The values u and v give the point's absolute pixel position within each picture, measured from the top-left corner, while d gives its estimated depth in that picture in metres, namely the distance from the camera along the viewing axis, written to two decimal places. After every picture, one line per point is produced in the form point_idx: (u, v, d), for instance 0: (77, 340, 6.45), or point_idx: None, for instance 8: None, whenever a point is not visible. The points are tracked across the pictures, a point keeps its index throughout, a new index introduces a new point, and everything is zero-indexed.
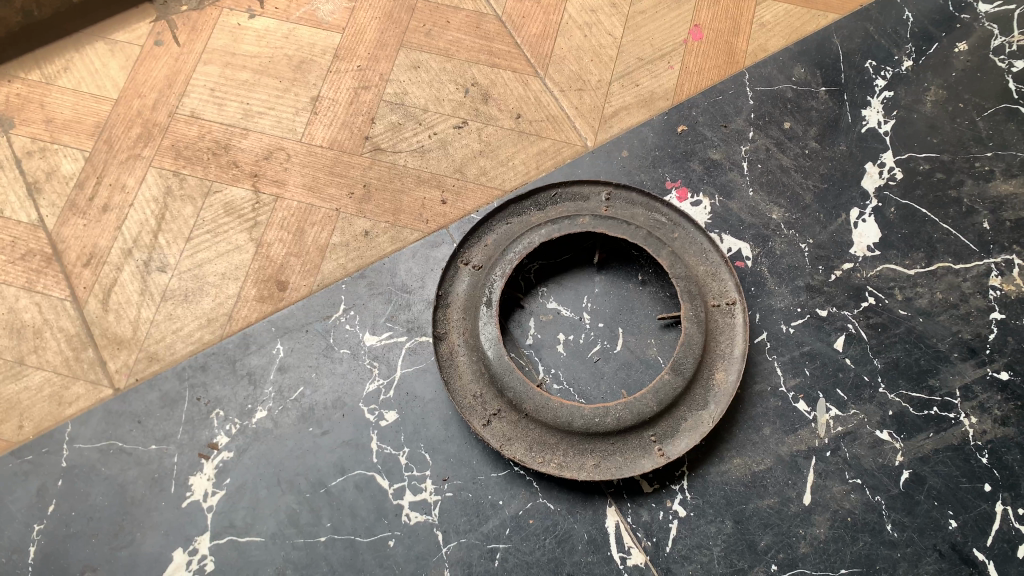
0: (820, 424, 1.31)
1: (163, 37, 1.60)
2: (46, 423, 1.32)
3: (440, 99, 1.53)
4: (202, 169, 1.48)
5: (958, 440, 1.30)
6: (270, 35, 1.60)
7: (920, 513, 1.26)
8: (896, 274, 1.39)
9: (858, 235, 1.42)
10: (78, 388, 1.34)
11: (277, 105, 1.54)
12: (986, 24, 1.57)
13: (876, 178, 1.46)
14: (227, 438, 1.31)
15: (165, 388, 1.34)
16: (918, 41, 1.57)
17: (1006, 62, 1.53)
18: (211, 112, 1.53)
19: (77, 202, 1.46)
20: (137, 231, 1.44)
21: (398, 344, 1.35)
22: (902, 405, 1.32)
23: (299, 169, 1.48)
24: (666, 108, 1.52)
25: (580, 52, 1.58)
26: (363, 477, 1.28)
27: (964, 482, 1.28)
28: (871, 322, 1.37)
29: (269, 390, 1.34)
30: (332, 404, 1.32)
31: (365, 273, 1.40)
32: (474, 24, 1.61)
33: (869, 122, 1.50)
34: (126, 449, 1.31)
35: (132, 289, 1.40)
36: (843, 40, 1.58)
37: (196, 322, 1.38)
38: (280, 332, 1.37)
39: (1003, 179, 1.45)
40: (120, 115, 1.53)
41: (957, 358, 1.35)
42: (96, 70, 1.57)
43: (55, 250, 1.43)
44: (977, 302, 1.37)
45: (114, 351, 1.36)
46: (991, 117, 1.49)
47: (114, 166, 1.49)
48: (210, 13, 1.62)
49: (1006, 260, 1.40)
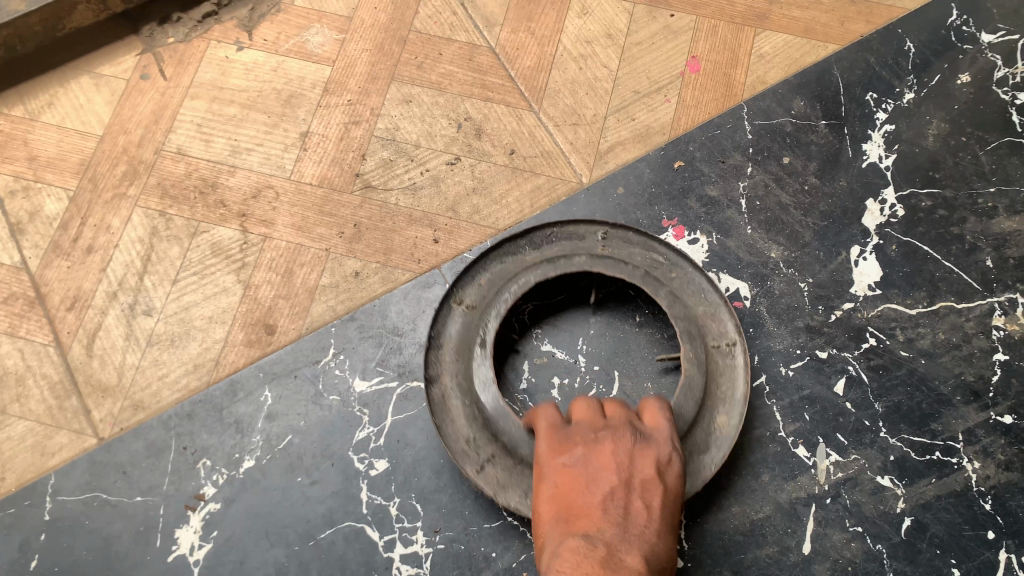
0: (820, 470, 1.28)
1: (149, 71, 1.56)
2: (29, 475, 1.29)
3: (432, 135, 1.50)
4: (189, 209, 1.45)
5: (961, 486, 1.27)
6: (258, 68, 1.56)
7: (923, 562, 1.23)
8: (898, 315, 1.36)
9: (859, 274, 1.39)
10: (62, 438, 1.31)
11: (265, 140, 1.50)
12: (989, 55, 1.54)
13: (877, 215, 1.43)
14: (214, 488, 1.28)
15: (150, 437, 1.31)
16: (919, 72, 1.53)
17: (1010, 94, 1.50)
18: (198, 149, 1.50)
19: (61, 243, 1.43)
20: (123, 272, 1.41)
21: (390, 390, 1.32)
22: (904, 450, 1.29)
23: (287, 209, 1.44)
24: (663, 143, 1.49)
25: (574, 85, 1.54)
26: (353, 529, 1.25)
27: (967, 530, 1.25)
28: (872, 364, 1.34)
29: (257, 439, 1.30)
30: (321, 453, 1.29)
31: (354, 316, 1.37)
32: (467, 56, 1.57)
33: (870, 157, 1.47)
34: (110, 501, 1.27)
35: (117, 334, 1.37)
36: (843, 71, 1.54)
37: (182, 368, 1.35)
38: (268, 377, 1.33)
39: (1007, 216, 1.42)
40: (105, 153, 1.49)
41: (959, 402, 1.32)
42: (81, 105, 1.53)
43: (38, 293, 1.40)
44: (980, 343, 1.35)
45: (99, 399, 1.33)
46: (994, 151, 1.47)
47: (99, 206, 1.45)
48: (198, 45, 1.58)
49: (1009, 298, 1.37)
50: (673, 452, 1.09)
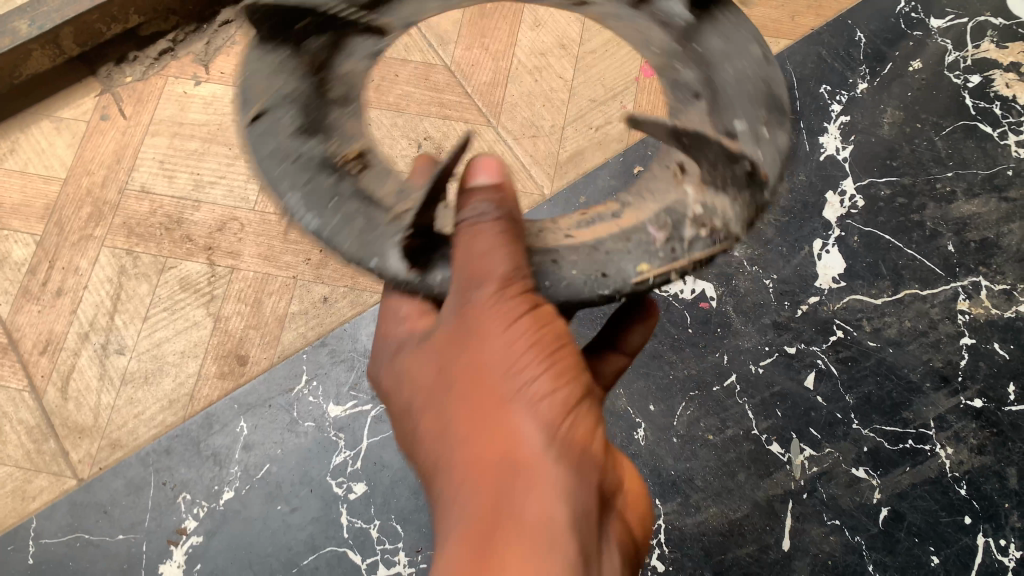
0: (795, 465, 1.29)
1: (108, 110, 1.57)
2: (11, 520, 1.30)
3: (393, 156, 1.51)
4: (156, 246, 1.46)
5: (935, 473, 1.28)
6: (217, 102, 1.57)
7: (901, 551, 1.25)
8: (863, 305, 1.38)
9: (823, 267, 1.40)
10: (42, 481, 1.32)
11: (227, 173, 1.51)
12: (940, 40, 1.55)
13: (837, 207, 1.44)
14: (195, 522, 1.28)
15: (129, 475, 1.31)
16: (872, 62, 1.55)
17: (962, 78, 1.52)
18: (162, 186, 1.51)
19: (31, 288, 1.44)
20: (94, 313, 1.42)
21: (364, 413, 1.33)
22: (877, 441, 1.30)
23: (253, 239, 1.45)
24: (622, 150, 1.50)
25: (531, 97, 1.56)
26: (335, 554, 1.26)
27: (943, 516, 1.26)
28: (840, 357, 1.35)
29: (235, 470, 1.30)
30: (299, 480, 1.30)
31: (325, 341, 1.38)
32: (424, 75, 1.58)
33: (828, 149, 1.48)
34: (93, 541, 1.27)
35: (91, 375, 1.38)
36: (797, 65, 1.55)
37: (157, 405, 1.36)
38: (243, 408, 1.34)
39: (965, 199, 1.44)
40: (70, 195, 1.50)
41: (929, 388, 1.33)
42: (44, 149, 1.54)
43: (10, 339, 1.41)
44: (947, 328, 1.36)
45: (76, 441, 1.34)
46: (949, 136, 1.48)
47: (66, 249, 1.46)
48: (156, 82, 1.59)
49: (972, 282, 1.39)
50: (483, 199, 0.82)
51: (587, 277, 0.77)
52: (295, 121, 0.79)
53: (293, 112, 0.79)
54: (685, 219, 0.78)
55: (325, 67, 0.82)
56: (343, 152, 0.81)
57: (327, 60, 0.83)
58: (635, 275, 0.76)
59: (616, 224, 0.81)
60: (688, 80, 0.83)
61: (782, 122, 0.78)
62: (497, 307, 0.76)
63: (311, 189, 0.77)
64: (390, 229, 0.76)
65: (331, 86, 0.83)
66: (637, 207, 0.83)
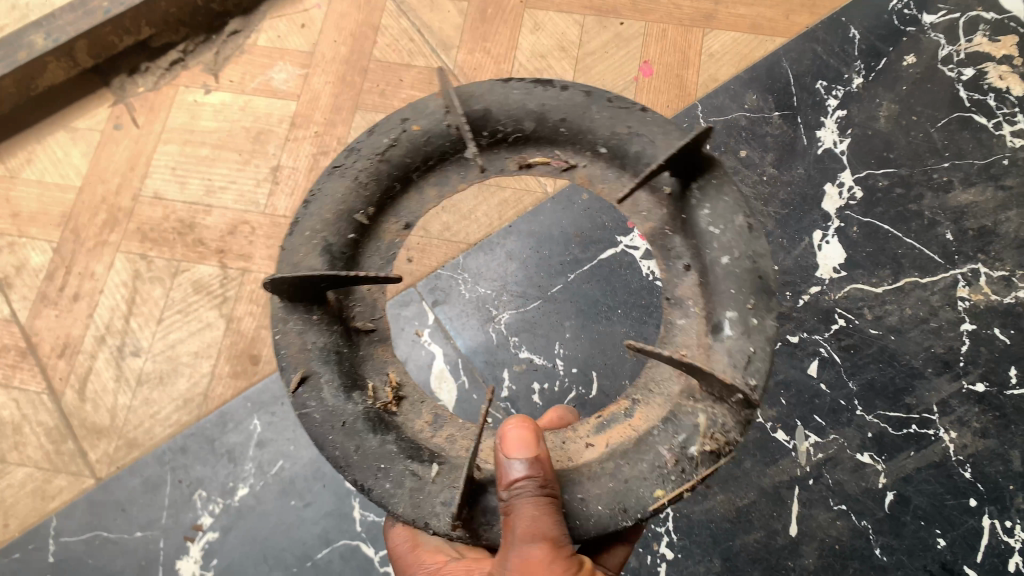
0: (800, 452, 1.31)
1: (121, 120, 1.61)
2: (31, 519, 1.32)
3: None
4: (169, 250, 1.49)
5: (940, 457, 1.30)
6: (226, 109, 1.61)
7: (908, 535, 1.26)
8: (864, 294, 1.40)
9: (823, 257, 1.42)
10: (61, 481, 1.35)
11: (237, 178, 1.55)
12: (933, 35, 1.58)
13: (836, 199, 1.46)
14: (211, 518, 1.30)
15: (146, 473, 1.33)
16: (867, 58, 1.58)
17: (956, 71, 1.54)
18: (173, 192, 1.54)
19: (48, 293, 1.48)
20: (109, 316, 1.45)
21: None
22: (881, 426, 1.32)
23: (263, 242, 1.49)
24: None
25: None
26: (349, 547, 1.27)
27: (949, 499, 1.27)
28: (843, 345, 1.37)
29: (249, 467, 1.33)
30: (312, 475, 1.31)
31: None
32: (427, 80, 1.61)
33: (825, 143, 1.51)
34: (111, 538, 1.30)
35: (108, 376, 1.41)
36: (793, 62, 1.58)
37: (173, 405, 1.39)
38: (256, 407, 1.36)
39: (962, 188, 1.46)
40: (85, 203, 1.54)
41: (931, 374, 1.35)
42: (59, 159, 1.58)
43: (29, 343, 1.44)
44: (947, 315, 1.38)
45: (94, 441, 1.37)
46: (945, 127, 1.50)
47: (82, 255, 1.50)
48: (167, 93, 1.63)
49: (972, 269, 1.41)
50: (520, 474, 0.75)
51: (611, 510, 0.75)
52: (340, 383, 0.80)
53: (334, 381, 0.80)
54: (697, 427, 0.77)
55: (341, 307, 0.86)
56: (379, 395, 0.83)
57: (348, 289, 0.87)
58: (651, 500, 0.75)
59: (631, 428, 0.81)
60: (679, 253, 0.87)
61: (768, 304, 0.80)
62: (546, 558, 0.74)
63: (339, 445, 0.78)
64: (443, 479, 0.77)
65: (355, 325, 0.87)
66: (646, 404, 0.83)
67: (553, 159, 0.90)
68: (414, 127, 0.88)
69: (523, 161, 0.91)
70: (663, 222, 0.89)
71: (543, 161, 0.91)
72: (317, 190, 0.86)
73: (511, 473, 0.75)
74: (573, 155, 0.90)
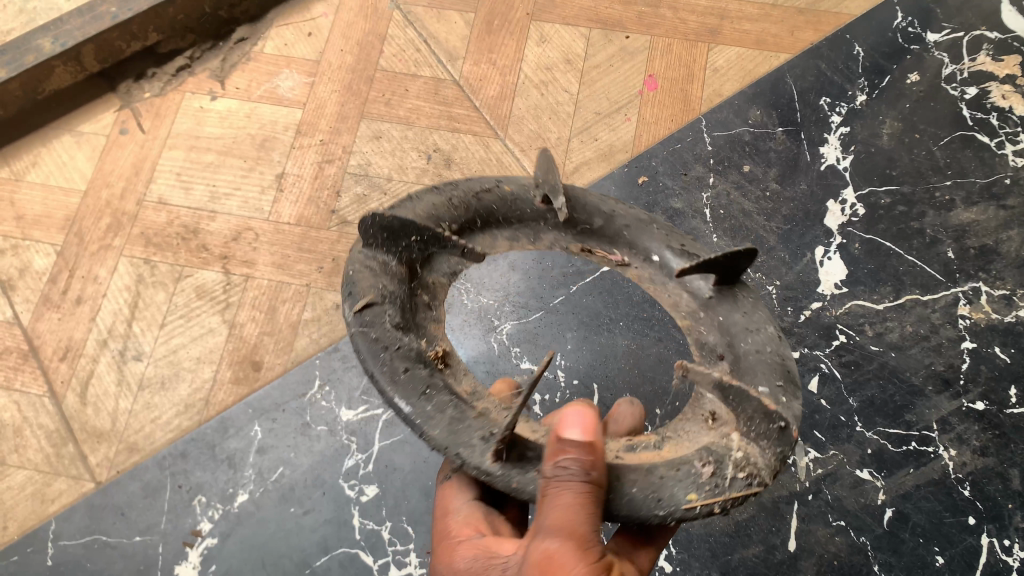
0: (800, 467, 1.31)
1: (128, 125, 1.62)
2: (30, 522, 1.32)
3: (404, 167, 1.55)
4: (172, 255, 1.50)
5: (939, 474, 1.30)
6: (232, 115, 1.62)
7: (906, 551, 1.26)
8: (865, 310, 1.40)
9: (825, 273, 1.43)
10: (60, 484, 1.34)
11: (242, 184, 1.55)
12: (936, 54, 1.59)
13: (838, 215, 1.47)
14: (210, 523, 1.29)
15: (146, 477, 1.33)
16: (870, 75, 1.59)
17: (959, 89, 1.55)
18: (178, 197, 1.55)
19: (51, 296, 1.48)
20: (112, 320, 1.45)
21: (376, 417, 1.35)
22: (880, 443, 1.32)
23: (267, 248, 1.49)
24: (627, 160, 1.54)
25: (538, 110, 1.60)
26: (347, 555, 1.26)
27: (948, 517, 1.27)
28: (843, 360, 1.37)
29: (249, 473, 1.32)
30: (311, 482, 1.31)
31: (338, 347, 1.40)
32: (433, 90, 1.62)
33: (828, 159, 1.52)
34: (110, 543, 1.29)
35: (109, 380, 1.41)
36: (796, 79, 1.59)
37: (174, 410, 1.39)
38: (257, 413, 1.36)
39: (964, 207, 1.47)
40: (89, 207, 1.54)
41: (931, 391, 1.35)
42: (64, 162, 1.59)
43: (31, 346, 1.44)
44: (947, 332, 1.38)
45: (94, 445, 1.37)
46: (947, 146, 1.51)
47: (85, 258, 1.50)
48: (173, 98, 1.64)
49: (972, 288, 1.41)
50: (567, 460, 0.78)
51: (645, 496, 0.79)
52: (397, 320, 0.86)
53: (393, 316, 0.86)
54: (720, 452, 0.83)
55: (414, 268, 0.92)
56: (429, 347, 0.87)
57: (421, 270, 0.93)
58: (683, 499, 0.79)
59: (659, 454, 0.85)
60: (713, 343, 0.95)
61: (796, 392, 0.88)
62: (575, 550, 0.76)
63: (388, 364, 0.82)
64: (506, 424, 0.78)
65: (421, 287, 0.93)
66: (675, 443, 0.88)
67: (611, 254, 1.01)
68: (505, 187, 0.98)
69: (586, 246, 1.01)
70: (696, 309, 0.97)
71: (601, 254, 1.01)
72: (413, 197, 0.94)
73: (559, 455, 0.79)
74: (628, 257, 1.00)
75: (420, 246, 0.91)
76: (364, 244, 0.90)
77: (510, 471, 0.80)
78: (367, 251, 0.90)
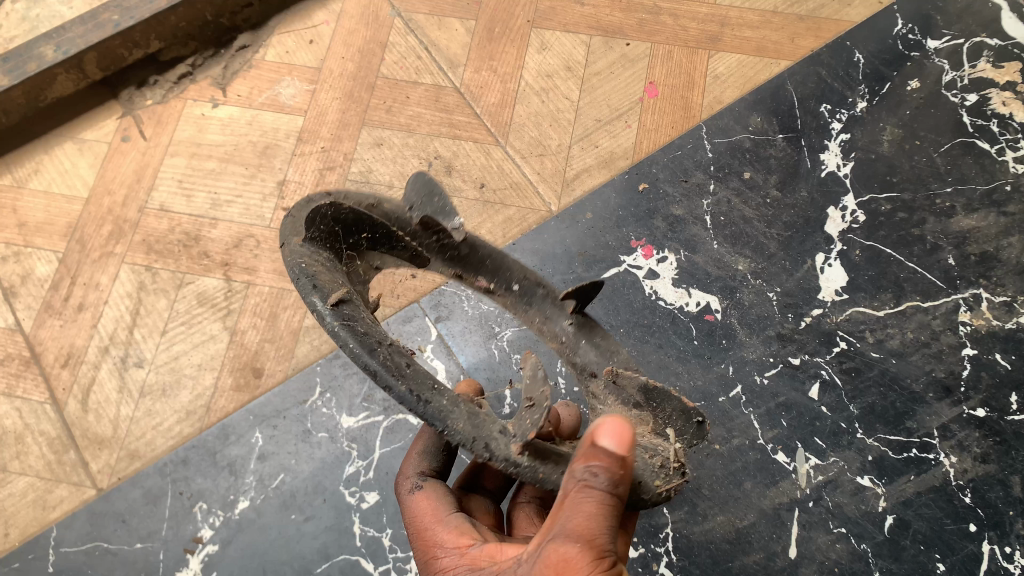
0: (800, 474, 1.31)
1: (129, 132, 1.62)
2: (32, 529, 1.32)
3: (405, 174, 1.55)
4: (174, 262, 1.50)
5: (940, 481, 1.30)
6: (233, 123, 1.62)
7: (907, 559, 1.26)
8: (865, 317, 1.40)
9: (825, 280, 1.43)
10: (62, 491, 1.35)
11: (243, 191, 1.56)
12: (937, 61, 1.59)
13: (839, 222, 1.47)
14: (211, 531, 1.30)
15: (147, 484, 1.34)
16: (871, 82, 1.59)
17: (959, 96, 1.55)
18: (179, 204, 1.55)
19: (53, 303, 1.48)
20: (113, 327, 1.46)
21: (376, 424, 1.35)
22: (881, 450, 1.32)
23: (268, 255, 1.49)
24: (627, 167, 1.54)
25: (539, 118, 1.60)
26: (348, 562, 1.27)
27: (949, 524, 1.27)
28: (844, 367, 1.37)
29: (250, 480, 1.33)
30: (312, 489, 1.31)
31: (339, 354, 1.40)
32: (434, 97, 1.63)
33: (829, 166, 1.52)
34: (111, 549, 1.30)
35: (111, 387, 1.42)
36: (797, 85, 1.60)
37: (175, 416, 1.39)
38: (258, 420, 1.37)
39: (964, 214, 1.47)
40: (91, 214, 1.55)
41: (932, 398, 1.35)
42: (66, 170, 1.59)
43: (33, 353, 1.45)
44: (948, 339, 1.38)
45: (96, 452, 1.37)
46: (948, 152, 1.51)
47: (87, 265, 1.51)
48: (175, 105, 1.65)
49: (973, 294, 1.41)
50: (598, 472, 0.76)
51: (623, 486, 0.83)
52: (370, 317, 0.81)
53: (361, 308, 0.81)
54: (652, 448, 0.89)
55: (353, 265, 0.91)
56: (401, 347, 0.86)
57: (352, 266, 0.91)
58: (653, 484, 0.83)
59: None
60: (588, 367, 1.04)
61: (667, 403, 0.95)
62: (590, 555, 0.76)
63: (388, 358, 0.75)
64: (528, 414, 0.77)
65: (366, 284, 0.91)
66: None
67: (478, 279, 1.01)
68: (391, 202, 0.93)
69: (457, 271, 1.00)
70: (573, 339, 1.04)
71: (468, 279, 1.01)
72: (321, 189, 0.92)
73: (593, 463, 0.77)
74: (492, 283, 1.01)
75: (368, 241, 0.92)
76: (303, 236, 0.85)
77: (536, 463, 0.77)
78: (308, 244, 0.85)
